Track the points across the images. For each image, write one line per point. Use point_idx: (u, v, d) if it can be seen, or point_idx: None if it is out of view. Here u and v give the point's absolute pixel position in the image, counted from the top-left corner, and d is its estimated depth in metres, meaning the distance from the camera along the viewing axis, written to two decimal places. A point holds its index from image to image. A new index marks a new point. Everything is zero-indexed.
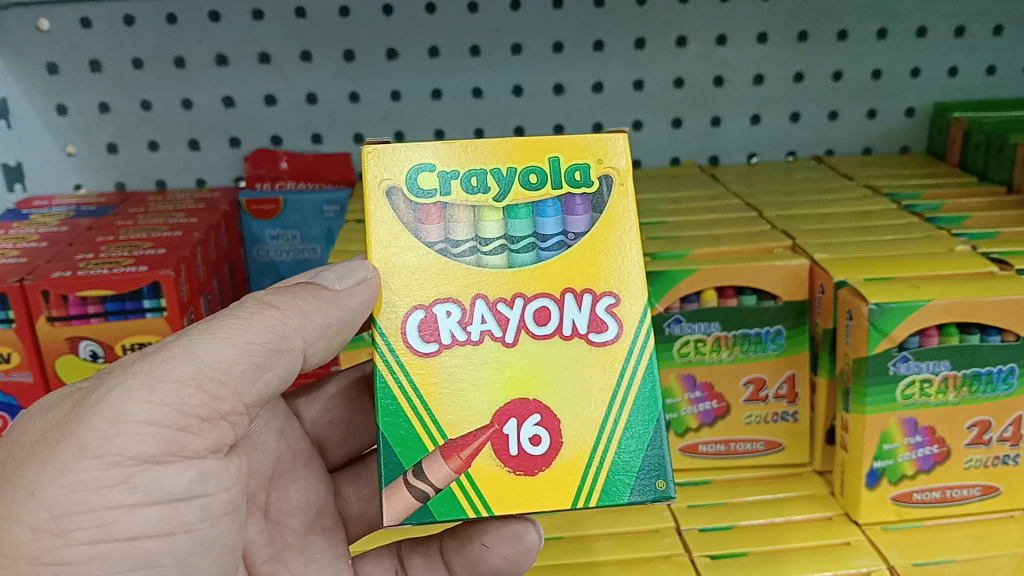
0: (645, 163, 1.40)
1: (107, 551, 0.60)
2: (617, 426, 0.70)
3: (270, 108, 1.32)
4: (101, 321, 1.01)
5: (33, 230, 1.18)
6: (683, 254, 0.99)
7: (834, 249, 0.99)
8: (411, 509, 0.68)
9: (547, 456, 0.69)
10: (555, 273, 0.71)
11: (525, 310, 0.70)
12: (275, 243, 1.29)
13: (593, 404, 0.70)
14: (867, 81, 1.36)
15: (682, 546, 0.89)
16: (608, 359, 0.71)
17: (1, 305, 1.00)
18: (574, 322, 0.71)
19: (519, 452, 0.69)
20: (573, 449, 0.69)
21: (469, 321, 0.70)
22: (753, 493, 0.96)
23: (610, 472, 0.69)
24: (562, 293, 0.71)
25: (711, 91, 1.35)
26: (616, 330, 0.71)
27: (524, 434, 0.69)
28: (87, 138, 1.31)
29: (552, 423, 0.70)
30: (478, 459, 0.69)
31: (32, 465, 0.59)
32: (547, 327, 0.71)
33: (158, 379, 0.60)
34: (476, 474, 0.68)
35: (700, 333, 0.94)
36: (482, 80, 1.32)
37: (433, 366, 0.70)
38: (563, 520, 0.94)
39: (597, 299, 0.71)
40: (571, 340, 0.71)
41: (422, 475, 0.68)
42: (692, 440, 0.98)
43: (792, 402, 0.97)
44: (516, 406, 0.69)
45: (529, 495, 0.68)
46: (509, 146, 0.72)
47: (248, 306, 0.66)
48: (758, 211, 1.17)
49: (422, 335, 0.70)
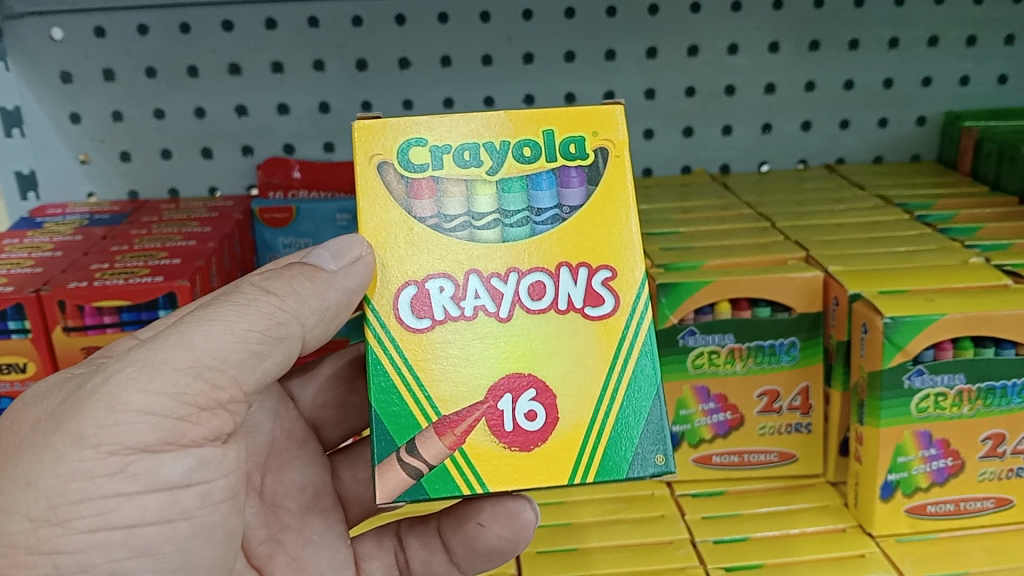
0: (656, 171, 1.40)
1: (107, 539, 0.61)
2: (615, 400, 0.70)
3: (282, 116, 1.32)
4: (117, 331, 1.01)
5: (47, 239, 1.19)
6: (697, 265, 0.99)
7: (848, 261, 0.99)
8: (405, 486, 0.68)
9: (543, 431, 0.69)
10: (549, 250, 0.72)
11: (519, 285, 0.71)
12: (286, 250, 1.27)
13: (587, 377, 0.70)
14: (878, 90, 1.37)
15: (697, 558, 0.89)
16: (606, 333, 0.71)
17: (18, 316, 1.00)
18: (570, 295, 0.72)
19: (515, 427, 0.69)
20: (570, 425, 0.69)
21: (463, 296, 0.71)
22: (766, 504, 0.96)
23: (608, 448, 0.69)
24: (557, 267, 0.72)
25: (723, 99, 1.35)
26: (612, 303, 0.72)
27: (520, 409, 0.70)
28: (100, 146, 1.32)
29: (547, 398, 0.70)
30: (473, 435, 0.69)
31: (29, 454, 0.60)
32: (542, 301, 0.71)
33: (156, 367, 0.61)
34: (471, 450, 0.69)
35: (714, 345, 0.94)
36: (494, 89, 1.32)
37: (431, 347, 0.70)
38: (561, 532, 0.94)
39: (593, 273, 0.72)
40: (566, 314, 0.71)
41: (414, 452, 0.69)
42: (705, 451, 0.98)
43: (806, 414, 0.97)
44: (510, 381, 0.70)
45: (526, 471, 0.69)
46: (503, 120, 0.73)
47: (245, 292, 0.66)
48: (770, 222, 1.18)
49: (415, 311, 0.71)
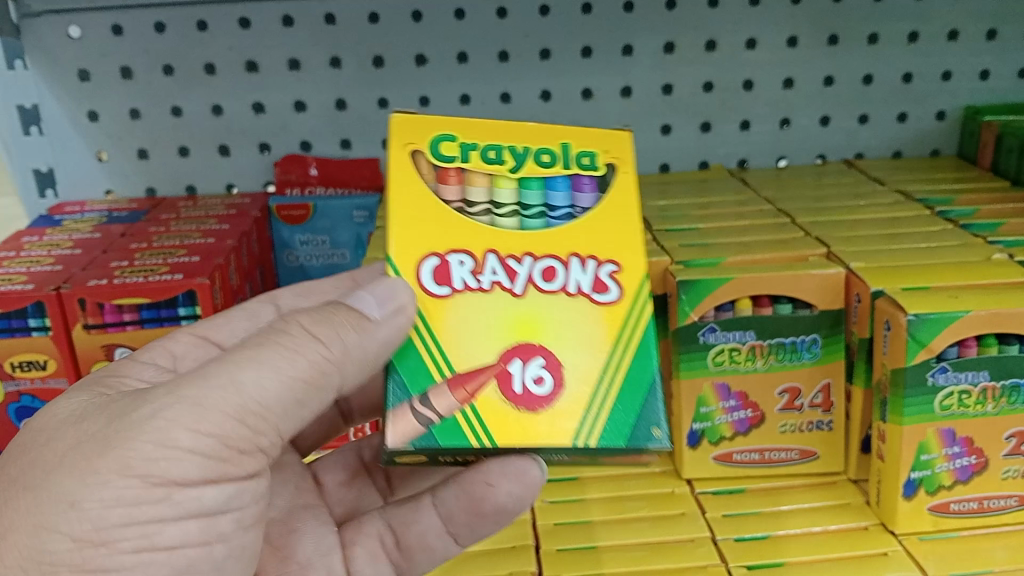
0: (674, 166, 1.39)
1: (150, 558, 0.62)
2: (615, 377, 0.70)
3: (299, 113, 1.32)
4: (136, 329, 1.02)
5: (66, 237, 1.19)
6: (717, 262, 0.99)
7: (869, 257, 0.99)
8: (415, 433, 0.66)
9: (549, 396, 0.69)
10: (562, 237, 0.73)
11: (534, 268, 0.71)
12: (304, 248, 1.29)
13: (590, 351, 0.71)
14: (897, 84, 1.36)
15: (718, 556, 0.89)
16: (609, 319, 0.71)
17: (38, 314, 1.00)
18: (579, 282, 0.72)
19: (523, 390, 0.68)
20: (573, 395, 0.69)
21: (481, 271, 0.71)
22: (789, 502, 0.95)
23: (609, 419, 0.69)
24: (568, 255, 0.72)
25: (740, 94, 1.35)
26: (616, 294, 0.72)
27: (528, 375, 0.69)
28: (118, 144, 1.32)
29: (556, 368, 0.70)
30: (485, 391, 0.68)
31: (71, 476, 0.59)
32: (553, 284, 0.71)
33: (205, 409, 0.61)
34: (481, 406, 0.67)
35: (735, 342, 0.94)
36: (510, 85, 1.32)
37: (447, 313, 0.70)
38: (578, 532, 0.93)
39: (600, 264, 0.72)
40: (575, 299, 0.71)
41: (426, 402, 0.67)
42: (726, 449, 0.97)
43: (827, 411, 0.96)
44: (520, 348, 0.69)
45: (530, 430, 0.67)
46: (526, 128, 0.75)
47: (294, 334, 0.65)
48: (789, 217, 1.17)
49: (435, 279, 0.70)
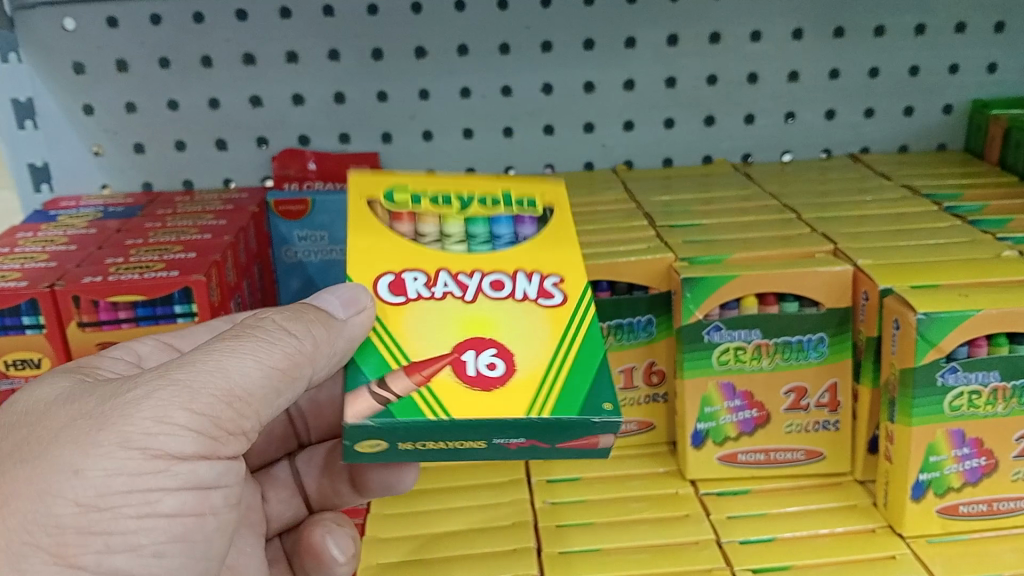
0: (677, 160, 1.37)
1: (152, 524, 0.65)
2: (565, 362, 0.70)
3: (297, 107, 1.31)
4: (132, 326, 1.00)
5: (60, 233, 1.17)
6: (721, 258, 0.97)
7: (876, 254, 0.97)
8: (370, 411, 0.66)
9: (501, 377, 0.69)
10: (506, 257, 0.77)
11: (482, 280, 0.75)
12: (302, 243, 1.26)
13: (540, 341, 0.72)
14: (904, 77, 1.34)
15: (723, 559, 0.87)
16: (554, 318, 0.73)
17: (32, 312, 0.99)
18: (525, 291, 0.75)
19: (477, 373, 0.69)
20: (524, 375, 0.69)
21: (434, 284, 0.75)
22: (795, 503, 0.94)
23: (559, 395, 0.68)
24: (515, 270, 0.76)
25: (745, 87, 1.33)
26: (563, 298, 0.75)
27: (482, 362, 0.70)
28: (114, 138, 1.30)
29: (507, 356, 0.71)
30: (441, 374, 0.69)
31: (72, 447, 0.62)
32: (501, 292, 0.75)
33: (195, 389, 0.65)
34: (436, 387, 0.68)
35: (740, 341, 0.92)
36: (512, 78, 1.30)
37: (404, 318, 0.73)
38: (580, 534, 0.91)
39: (545, 277, 0.76)
40: (523, 303, 0.74)
41: (384, 385, 0.68)
42: (730, 449, 0.96)
43: (834, 411, 0.95)
44: (472, 341, 0.71)
45: (483, 405, 0.67)
46: (477, 183, 0.83)
47: (270, 329, 0.70)
48: (795, 213, 1.15)
49: (392, 291, 0.74)
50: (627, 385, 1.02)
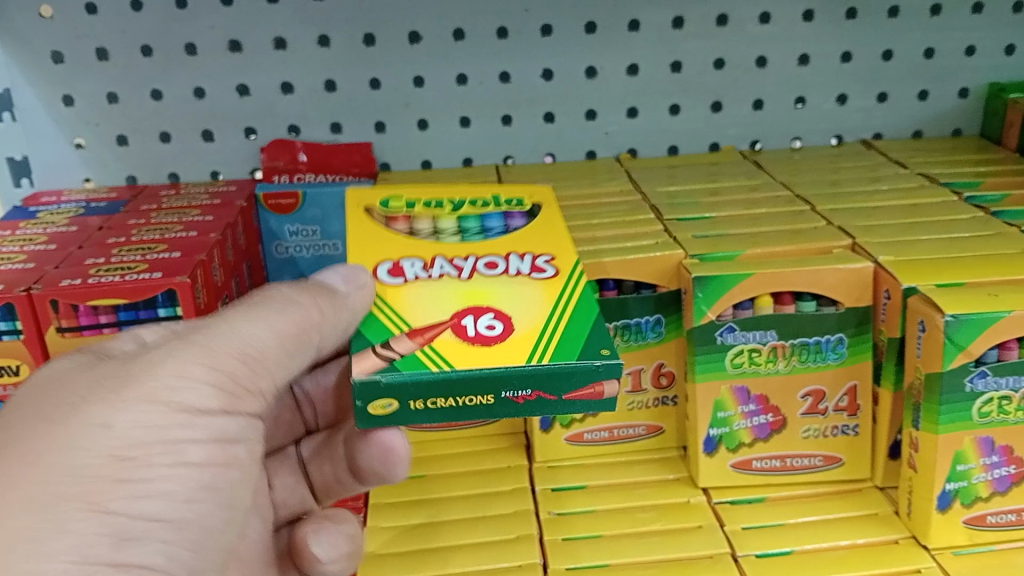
0: (682, 149, 1.32)
1: (181, 472, 0.64)
2: (561, 321, 0.67)
3: (286, 95, 1.25)
4: (113, 331, 0.95)
5: (40, 231, 1.12)
6: (734, 255, 0.93)
7: (898, 249, 0.92)
8: (376, 368, 0.62)
9: (500, 334, 0.65)
10: (501, 244, 0.77)
11: (477, 262, 0.74)
12: (294, 238, 1.22)
13: (540, 303, 0.69)
14: (919, 61, 1.28)
15: (740, 574, 0.83)
16: (549, 288, 0.71)
17: (9, 316, 0.94)
18: (519, 267, 0.73)
19: (477, 332, 0.66)
20: (522, 334, 0.66)
21: (431, 266, 0.74)
22: (813, 513, 0.89)
23: (558, 347, 0.64)
24: (508, 253, 0.76)
25: (753, 72, 1.28)
26: (556, 271, 0.73)
27: (481, 324, 0.67)
28: (96, 130, 1.25)
29: (505, 319, 0.67)
30: (443, 335, 0.65)
31: (98, 404, 0.62)
32: (496, 269, 0.73)
33: (209, 349, 0.67)
34: (438, 346, 0.64)
35: (755, 342, 0.88)
36: (510, 64, 1.25)
37: (401, 295, 0.71)
38: (583, 548, 0.87)
39: (538, 256, 0.75)
40: (516, 277, 0.72)
41: (387, 347, 0.65)
42: (745, 455, 0.92)
43: (853, 415, 0.90)
44: (468, 310, 0.68)
45: (483, 359, 0.63)
46: (468, 189, 0.86)
47: (281, 298, 0.72)
48: (810, 205, 1.10)
49: (390, 274, 0.73)
50: (635, 388, 0.97)
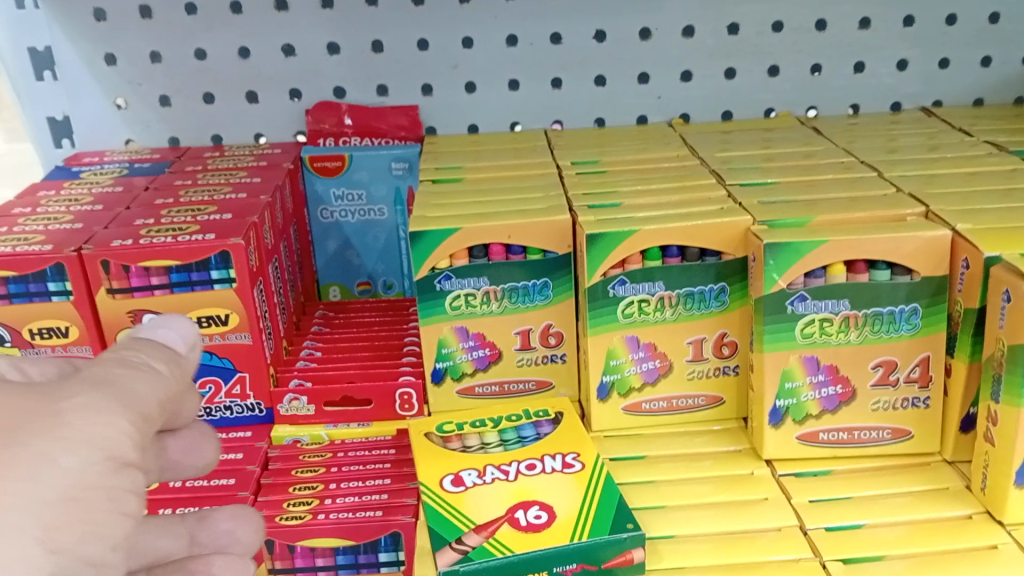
0: (737, 114, 1.28)
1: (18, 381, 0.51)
2: (593, 503, 0.79)
3: (332, 56, 1.22)
4: (165, 293, 0.94)
5: (86, 191, 1.11)
6: (806, 221, 0.90)
7: (976, 216, 0.88)
8: (458, 557, 0.73)
9: (547, 521, 0.77)
10: (538, 445, 0.88)
11: (519, 466, 0.85)
12: (340, 203, 1.20)
13: (575, 493, 0.80)
14: (983, 25, 1.24)
15: (810, 547, 0.80)
16: (578, 479, 0.82)
17: (59, 276, 0.92)
18: (553, 466, 0.85)
19: (529, 522, 0.77)
20: (566, 517, 0.77)
21: (484, 471, 0.84)
22: (882, 487, 0.87)
23: (595, 523, 0.76)
24: (542, 454, 0.87)
25: (813, 35, 1.24)
26: (580, 465, 0.85)
27: (531, 514, 0.78)
28: (137, 90, 1.23)
29: (550, 507, 0.78)
30: (503, 526, 0.76)
31: None
32: (534, 469, 0.84)
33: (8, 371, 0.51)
34: (502, 538, 0.75)
35: (827, 312, 0.85)
36: (562, 25, 1.22)
37: (464, 497, 0.81)
38: (642, 518, 0.85)
39: (565, 455, 0.86)
40: (552, 474, 0.83)
41: (461, 539, 0.75)
42: (811, 427, 0.89)
43: (924, 388, 0.88)
44: (518, 503, 0.79)
45: (539, 540, 0.74)
46: None
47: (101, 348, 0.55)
48: (877, 171, 1.06)
49: (451, 481, 0.83)
50: (696, 357, 0.95)
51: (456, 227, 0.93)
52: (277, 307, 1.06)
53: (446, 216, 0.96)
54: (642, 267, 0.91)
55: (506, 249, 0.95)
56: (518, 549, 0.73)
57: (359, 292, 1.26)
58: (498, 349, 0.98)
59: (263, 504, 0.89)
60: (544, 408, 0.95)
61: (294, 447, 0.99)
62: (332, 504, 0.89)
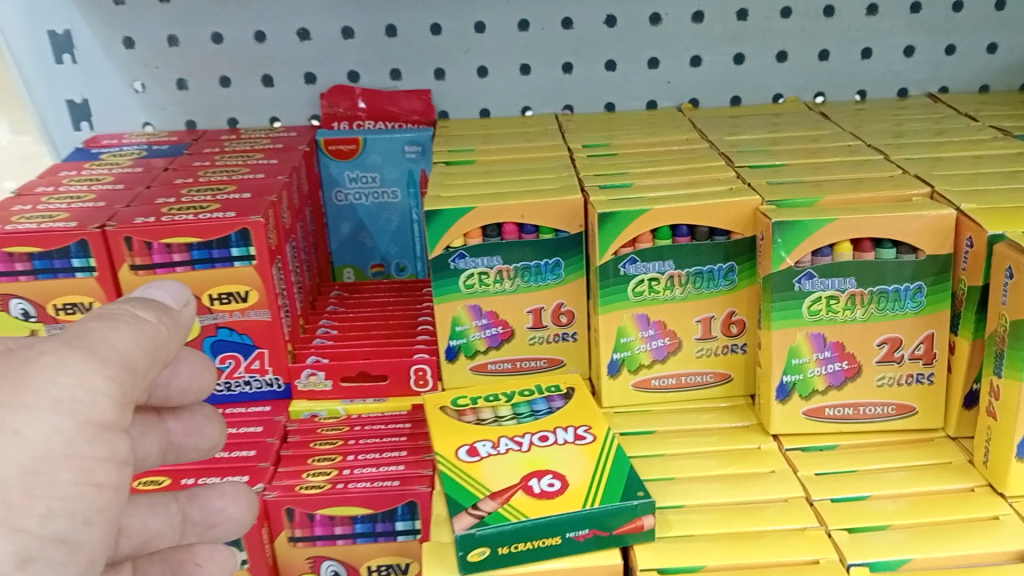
0: (745, 99, 1.30)
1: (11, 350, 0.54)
2: (604, 472, 0.81)
3: (346, 40, 1.24)
4: (186, 270, 0.96)
5: (106, 171, 1.13)
6: (813, 201, 0.91)
7: (981, 197, 0.90)
8: (474, 521, 0.75)
9: (560, 490, 0.79)
10: (551, 419, 0.90)
11: (532, 438, 0.87)
12: (354, 186, 1.22)
13: (586, 463, 0.82)
14: (990, 12, 1.26)
15: (816, 517, 0.82)
16: (590, 450, 0.84)
17: (82, 253, 0.94)
18: (565, 438, 0.87)
19: (542, 490, 0.79)
20: (578, 485, 0.79)
21: (499, 443, 0.87)
22: (885, 460, 0.89)
23: (606, 491, 0.78)
24: (554, 427, 0.89)
25: (820, 21, 1.26)
26: (591, 436, 0.87)
27: (544, 483, 0.80)
28: (155, 73, 1.25)
29: (562, 477, 0.81)
30: (518, 494, 0.78)
31: None
32: (547, 441, 0.86)
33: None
34: (516, 504, 0.77)
35: (834, 290, 0.87)
36: (573, 10, 1.23)
37: (479, 466, 0.83)
38: (652, 488, 0.87)
39: (577, 428, 0.89)
40: (564, 445, 0.85)
41: (477, 506, 0.77)
42: (817, 403, 0.92)
43: (929, 364, 0.90)
44: (531, 473, 0.81)
45: (552, 506, 0.77)
46: None
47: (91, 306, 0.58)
48: (883, 154, 1.08)
49: (467, 452, 0.85)
50: (705, 335, 0.97)
51: (470, 206, 0.95)
52: (294, 286, 1.08)
53: (460, 196, 0.98)
54: (652, 245, 0.93)
55: (519, 229, 0.98)
56: (531, 514, 0.75)
57: (373, 274, 1.28)
58: (510, 327, 1.00)
59: (283, 475, 0.92)
60: (555, 383, 0.97)
61: (311, 422, 1.02)
62: (351, 474, 0.91)
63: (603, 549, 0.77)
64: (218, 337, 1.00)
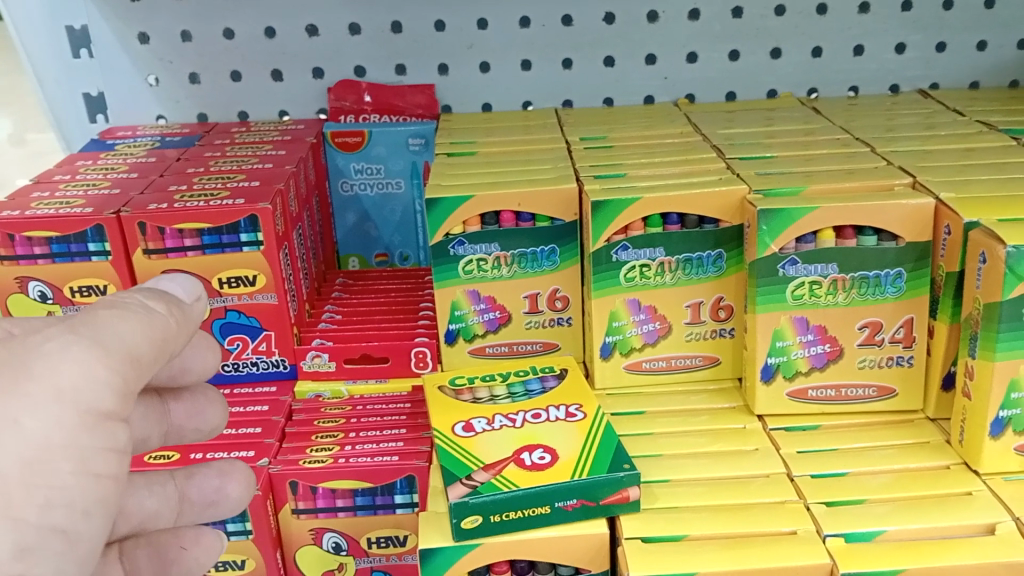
0: (740, 95, 1.34)
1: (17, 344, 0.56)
2: (593, 447, 0.85)
3: (353, 36, 1.28)
4: (198, 254, 1.00)
5: (121, 161, 1.17)
6: (799, 190, 0.95)
7: (961, 187, 0.93)
8: (468, 489, 0.79)
9: (549, 462, 0.83)
10: (544, 398, 0.94)
11: (525, 415, 0.91)
12: (360, 177, 1.26)
13: (577, 438, 0.86)
14: (980, 10, 1.29)
15: (796, 492, 0.86)
16: (580, 426, 0.88)
17: (98, 238, 0.99)
18: (557, 415, 0.91)
19: (533, 462, 0.83)
20: (568, 458, 0.83)
21: (493, 420, 0.90)
22: (865, 439, 0.93)
23: (594, 464, 0.82)
24: (547, 405, 0.93)
25: (813, 19, 1.29)
26: (581, 413, 0.91)
27: (535, 456, 0.84)
28: (168, 67, 1.29)
29: (553, 450, 0.84)
30: (510, 466, 0.82)
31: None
32: (539, 418, 0.90)
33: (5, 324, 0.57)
34: (508, 475, 0.81)
35: (816, 275, 0.91)
36: (573, 8, 1.27)
37: (474, 441, 0.87)
38: (642, 463, 0.90)
39: (568, 406, 0.92)
40: (555, 422, 0.89)
41: (471, 476, 0.81)
42: (801, 384, 0.95)
43: (908, 348, 0.93)
44: (523, 447, 0.85)
45: (541, 477, 0.80)
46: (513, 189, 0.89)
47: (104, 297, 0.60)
48: (871, 147, 1.12)
49: (462, 427, 0.89)
50: (694, 320, 1.01)
51: (469, 194, 0.99)
52: (300, 271, 1.12)
53: (460, 185, 1.02)
54: (643, 233, 0.97)
55: (516, 217, 1.02)
56: (522, 484, 0.79)
57: (377, 263, 1.32)
58: (507, 312, 1.04)
59: (288, 450, 0.96)
60: (549, 365, 1.01)
61: (315, 401, 1.06)
62: (353, 449, 0.95)
63: (591, 518, 0.81)
64: (227, 319, 1.04)
